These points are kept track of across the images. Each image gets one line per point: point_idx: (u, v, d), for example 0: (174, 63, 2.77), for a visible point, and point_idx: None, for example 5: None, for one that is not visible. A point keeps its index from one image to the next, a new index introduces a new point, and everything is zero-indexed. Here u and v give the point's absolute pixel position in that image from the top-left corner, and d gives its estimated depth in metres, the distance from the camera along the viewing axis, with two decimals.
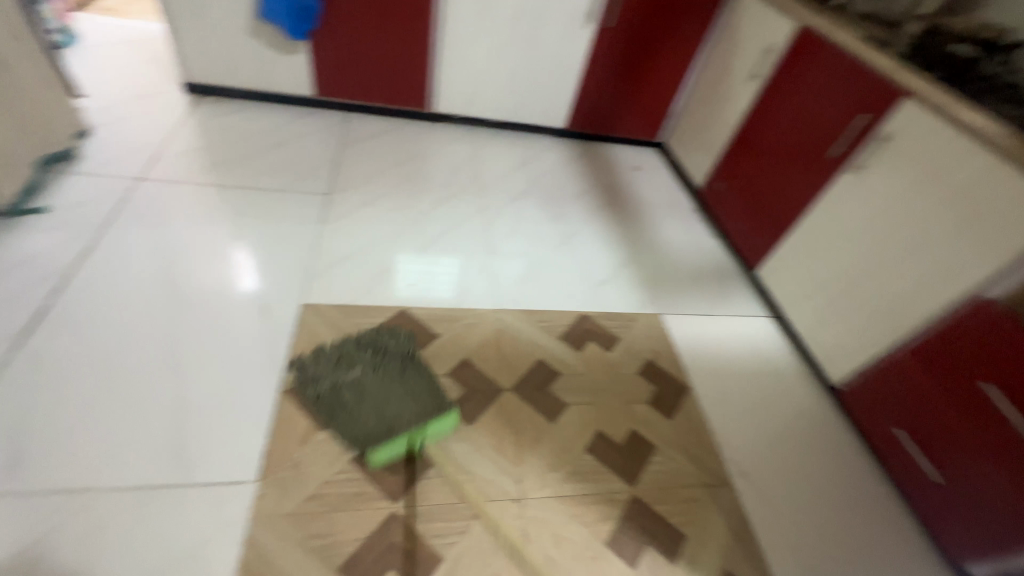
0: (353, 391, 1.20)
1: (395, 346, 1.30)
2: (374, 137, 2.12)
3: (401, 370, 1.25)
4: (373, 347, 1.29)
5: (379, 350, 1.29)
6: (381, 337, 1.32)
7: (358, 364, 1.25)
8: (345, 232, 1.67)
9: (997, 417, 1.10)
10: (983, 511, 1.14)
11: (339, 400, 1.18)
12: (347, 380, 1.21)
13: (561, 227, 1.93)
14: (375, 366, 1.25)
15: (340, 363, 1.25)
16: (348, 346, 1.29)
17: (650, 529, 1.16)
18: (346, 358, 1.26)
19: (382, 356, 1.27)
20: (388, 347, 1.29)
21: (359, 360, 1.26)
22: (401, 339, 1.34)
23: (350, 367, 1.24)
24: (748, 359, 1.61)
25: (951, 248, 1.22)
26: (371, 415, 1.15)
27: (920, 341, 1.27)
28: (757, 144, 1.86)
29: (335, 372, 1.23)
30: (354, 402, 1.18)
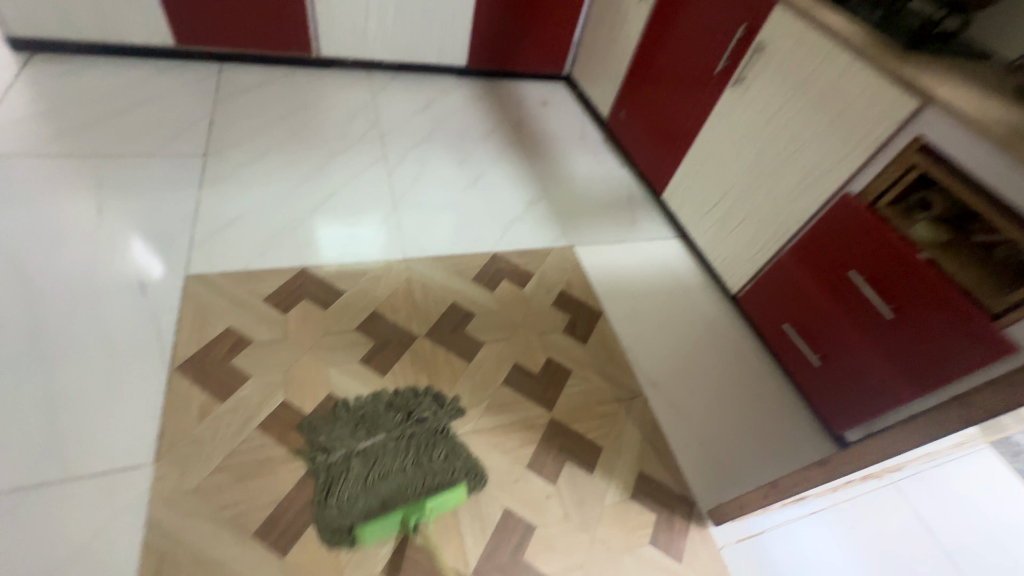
0: (368, 456, 1.10)
1: (429, 419, 1.18)
2: (254, 89, 1.92)
3: (428, 447, 1.14)
4: (405, 411, 1.18)
5: (411, 415, 1.18)
6: (420, 399, 1.20)
7: (381, 429, 1.15)
8: (229, 195, 1.53)
9: (863, 300, 1.23)
10: (855, 384, 1.28)
11: (347, 467, 1.08)
12: (365, 446, 1.11)
13: (469, 169, 1.87)
14: (400, 434, 1.15)
15: (361, 424, 1.14)
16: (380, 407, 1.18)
17: (568, 446, 1.22)
18: (370, 421, 1.15)
19: (413, 425, 1.16)
20: (419, 421, 1.17)
21: (385, 425, 1.15)
22: (438, 408, 1.20)
23: (368, 430, 1.14)
24: (657, 279, 1.68)
25: (820, 149, 1.29)
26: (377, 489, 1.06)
27: (800, 241, 1.38)
28: (653, 67, 1.87)
29: (354, 435, 1.12)
30: (365, 472, 1.08)
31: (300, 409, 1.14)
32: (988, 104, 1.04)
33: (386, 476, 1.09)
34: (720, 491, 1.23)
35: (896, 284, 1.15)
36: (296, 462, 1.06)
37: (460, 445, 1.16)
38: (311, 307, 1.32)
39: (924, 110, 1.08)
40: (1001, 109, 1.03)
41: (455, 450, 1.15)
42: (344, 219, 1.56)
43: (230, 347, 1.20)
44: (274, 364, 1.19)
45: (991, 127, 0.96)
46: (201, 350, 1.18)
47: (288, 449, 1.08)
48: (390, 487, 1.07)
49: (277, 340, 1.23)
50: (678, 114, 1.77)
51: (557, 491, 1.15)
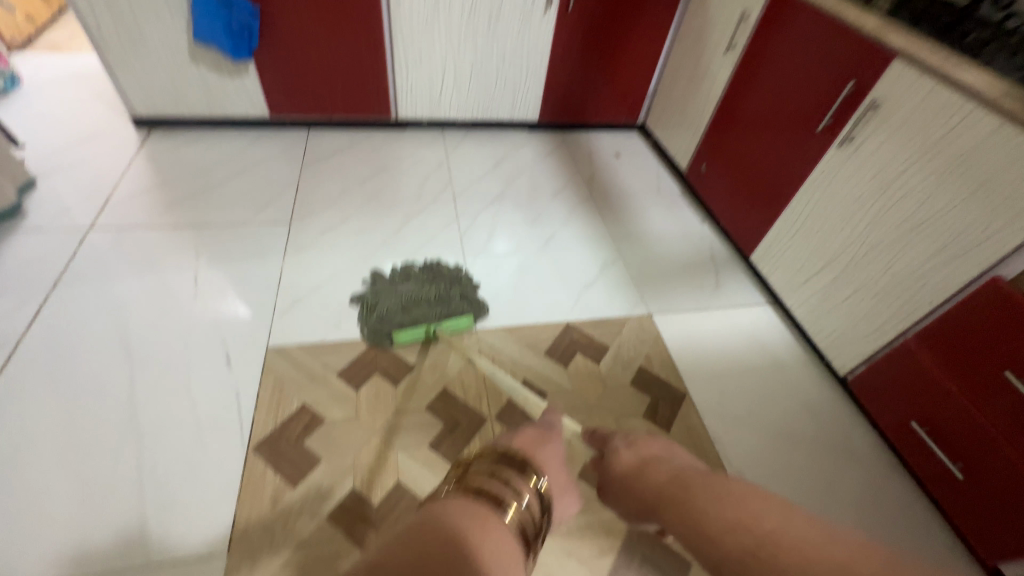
0: (404, 282, 1.53)
1: (450, 271, 1.58)
2: (338, 153, 2.02)
3: (447, 286, 1.53)
4: (431, 268, 1.59)
5: (434, 273, 1.57)
6: (442, 267, 1.59)
7: (413, 280, 1.54)
8: (311, 262, 1.58)
9: (1019, 407, 1.01)
10: (1011, 508, 1.04)
11: (389, 301, 1.47)
12: (403, 275, 1.55)
13: (540, 229, 1.83)
14: (426, 282, 1.53)
15: (399, 272, 1.56)
16: (414, 264, 1.60)
17: (652, 558, 1.08)
18: (406, 271, 1.56)
19: (436, 276, 1.56)
20: (440, 274, 1.57)
21: (419, 271, 1.56)
22: (455, 270, 1.59)
23: (408, 270, 1.56)
24: (748, 353, 1.52)
25: (956, 223, 1.11)
26: (406, 311, 1.45)
27: (929, 326, 1.18)
28: (740, 120, 1.74)
29: (394, 281, 1.53)
30: (400, 298, 1.48)
31: (369, 499, 1.10)
32: None
33: (414, 301, 1.47)
34: None
35: None
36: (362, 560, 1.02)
37: (469, 287, 1.55)
38: (383, 383, 1.30)
39: None
40: None
41: (464, 291, 1.53)
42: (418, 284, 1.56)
43: (304, 426, 1.20)
44: (345, 446, 1.17)
45: None
46: (279, 428, 1.19)
47: (355, 545, 1.03)
48: (416, 309, 1.46)
49: (350, 420, 1.22)
50: (770, 170, 1.63)
51: None
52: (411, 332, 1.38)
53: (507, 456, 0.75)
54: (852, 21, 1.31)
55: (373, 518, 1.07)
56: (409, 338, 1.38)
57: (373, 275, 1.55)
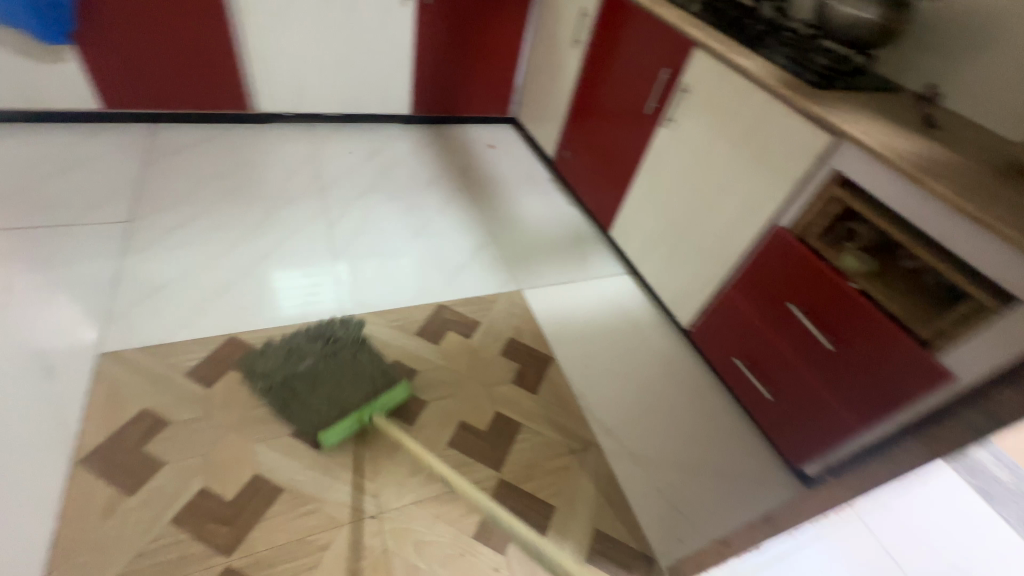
0: (294, 356, 1.25)
1: (347, 334, 1.32)
2: (189, 148, 1.87)
3: (353, 351, 1.29)
4: (322, 339, 1.30)
5: (329, 339, 1.30)
6: (334, 327, 1.34)
7: (307, 355, 1.25)
8: (155, 262, 1.45)
9: (803, 331, 1.23)
10: (808, 417, 1.26)
11: (289, 390, 1.18)
12: (294, 348, 1.27)
13: (414, 217, 1.84)
14: (325, 355, 1.26)
15: (286, 343, 1.28)
16: (298, 340, 1.28)
17: (518, 508, 1.15)
18: (297, 354, 1.25)
19: (333, 346, 1.29)
20: (336, 337, 1.31)
21: (308, 342, 1.28)
22: (348, 328, 1.35)
23: (298, 339, 1.29)
24: (609, 318, 1.66)
25: (748, 185, 1.31)
26: (324, 398, 1.16)
27: (739, 275, 1.38)
28: (592, 109, 1.90)
29: (285, 368, 1.22)
30: (305, 385, 1.18)
31: (220, 496, 1.04)
32: (893, 135, 1.08)
33: (326, 382, 1.20)
34: (681, 542, 1.17)
35: (834, 315, 1.16)
36: (213, 558, 0.96)
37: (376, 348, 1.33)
38: (240, 378, 1.24)
39: (840, 145, 1.10)
40: (907, 141, 1.07)
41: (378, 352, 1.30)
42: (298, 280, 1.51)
43: (144, 431, 1.10)
44: (194, 446, 1.10)
45: (899, 160, 0.99)
46: (113, 437, 1.08)
47: (203, 544, 0.97)
48: (336, 392, 1.18)
49: (200, 420, 1.14)
50: (618, 153, 1.80)
51: (505, 561, 1.07)
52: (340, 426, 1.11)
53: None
54: (663, 16, 1.50)
55: (226, 515, 1.02)
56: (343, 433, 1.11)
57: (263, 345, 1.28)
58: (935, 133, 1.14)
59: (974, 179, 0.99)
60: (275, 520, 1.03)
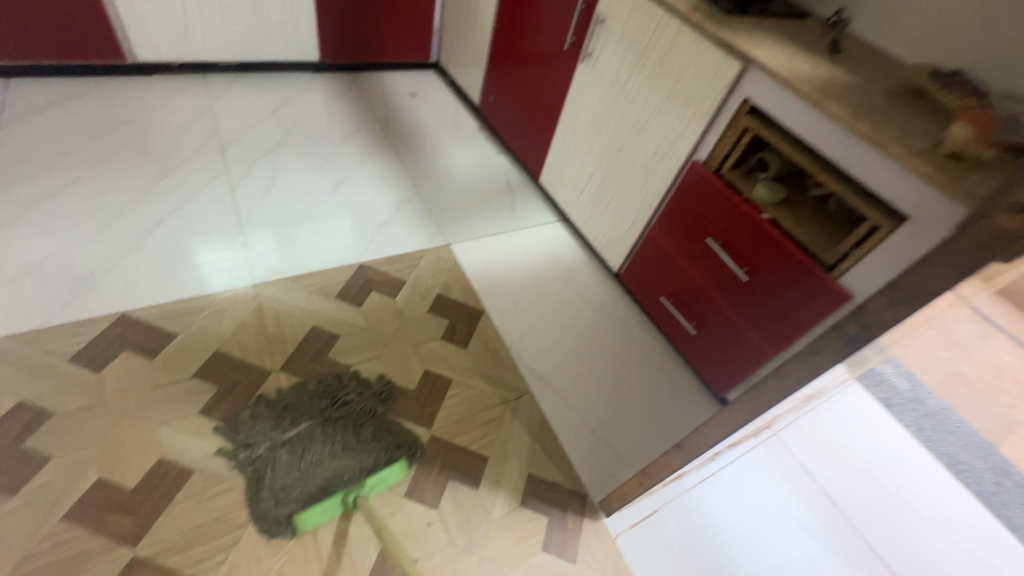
0: (289, 418, 1.11)
1: (359, 402, 1.16)
2: (54, 105, 1.62)
3: (361, 422, 1.14)
4: (329, 400, 1.16)
5: (336, 401, 1.16)
6: (344, 384, 1.19)
7: (304, 418, 1.12)
8: (23, 240, 1.27)
9: (721, 265, 1.26)
10: (728, 347, 1.30)
11: (274, 461, 1.04)
12: (291, 409, 1.12)
13: (328, 173, 1.71)
14: (323, 422, 1.12)
15: (284, 399, 1.14)
16: (298, 402, 1.14)
17: (451, 463, 1.14)
18: (291, 420, 1.11)
19: (338, 414, 1.14)
20: (344, 401, 1.16)
21: (309, 405, 1.14)
22: (362, 391, 1.19)
23: (297, 396, 1.15)
24: (540, 267, 1.64)
25: (666, 120, 1.28)
26: (310, 475, 1.05)
27: (662, 214, 1.38)
28: (513, 48, 1.79)
29: (275, 432, 1.08)
30: (294, 457, 1.06)
31: (120, 486, 0.96)
32: (799, 60, 1.07)
33: (319, 458, 1.07)
34: (613, 477, 1.21)
35: (748, 247, 1.18)
36: (116, 551, 0.89)
37: (391, 419, 1.17)
38: (134, 359, 1.12)
39: (749, 71, 1.08)
40: (812, 65, 1.07)
41: (389, 426, 1.15)
42: (198, 250, 1.37)
43: (22, 427, 0.99)
44: (85, 437, 1.00)
45: (801, 85, 0.98)
46: None
47: (105, 539, 0.90)
48: (324, 469, 1.06)
49: (89, 408, 1.03)
50: (542, 94, 1.71)
51: (438, 515, 1.07)
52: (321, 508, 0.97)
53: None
54: None
55: (128, 504, 0.94)
56: (322, 517, 0.98)
57: (257, 403, 1.11)
58: (839, 57, 1.15)
59: (872, 101, 1.00)
60: (186, 503, 0.97)
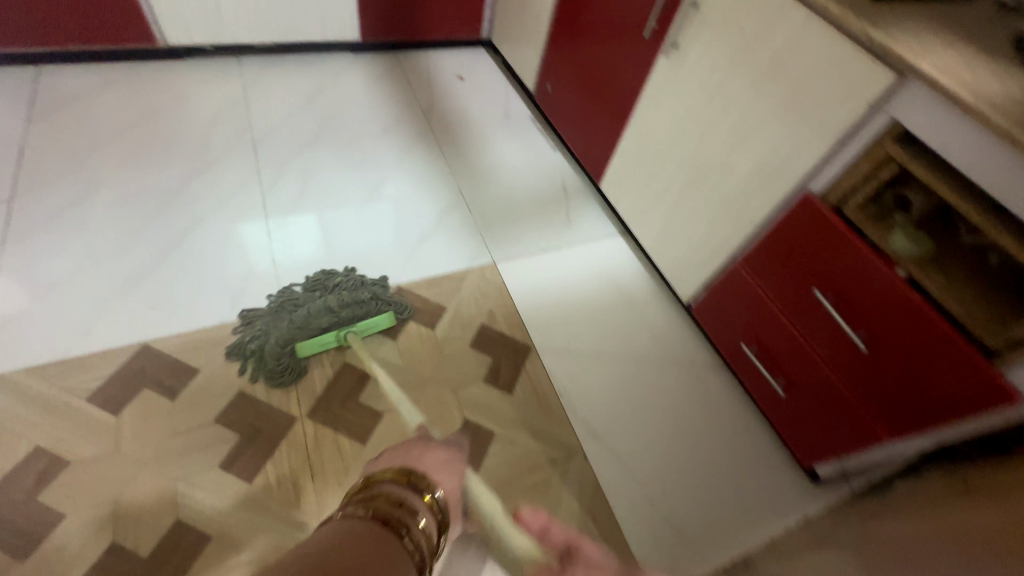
0: (288, 305, 1.19)
1: (348, 280, 1.25)
2: (84, 96, 1.52)
3: (353, 290, 1.24)
4: (321, 284, 1.23)
5: (327, 284, 1.24)
6: (333, 274, 1.27)
7: (303, 302, 1.20)
8: (47, 255, 1.20)
9: (829, 323, 1.02)
10: (825, 417, 1.09)
11: (279, 335, 1.14)
12: (286, 296, 1.20)
13: (366, 175, 1.55)
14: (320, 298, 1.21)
15: (278, 297, 1.20)
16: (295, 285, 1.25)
17: (490, 538, 1.01)
18: (286, 293, 1.21)
19: (330, 290, 1.23)
20: (335, 283, 1.24)
21: (303, 291, 1.22)
22: (349, 273, 1.28)
23: (290, 290, 1.22)
24: (597, 293, 1.44)
25: (774, 138, 1.02)
26: (308, 331, 1.16)
27: (753, 249, 1.14)
28: (578, 28, 1.53)
29: (276, 316, 1.17)
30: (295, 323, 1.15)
31: (134, 551, 0.89)
32: (983, 70, 0.78)
33: (315, 320, 1.17)
34: (675, 563, 1.05)
35: (871, 308, 0.94)
36: None
37: (380, 288, 1.27)
38: (154, 400, 1.04)
39: (907, 85, 0.80)
40: (1003, 78, 0.78)
41: (376, 292, 1.25)
42: (225, 268, 1.26)
43: (37, 479, 0.92)
44: (101, 492, 0.93)
45: (992, 112, 0.71)
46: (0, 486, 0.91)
47: None
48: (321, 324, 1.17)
49: (105, 458, 0.96)
50: (610, 86, 1.46)
51: None
52: (319, 342, 1.14)
53: (415, 476, 0.57)
54: None
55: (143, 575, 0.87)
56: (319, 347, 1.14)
57: (245, 313, 1.18)
58: None
59: None
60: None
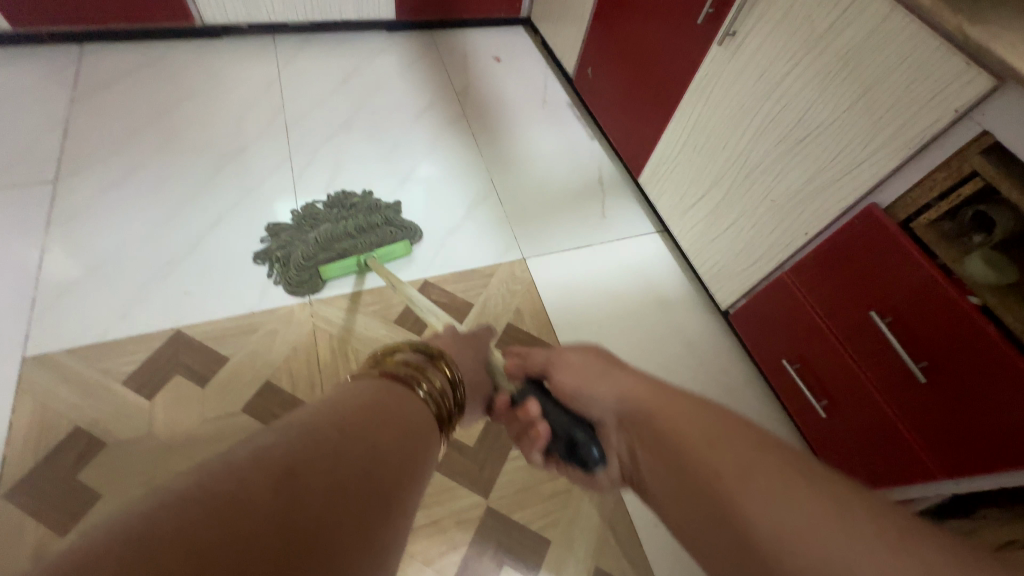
0: (309, 222, 1.30)
1: (364, 203, 1.36)
2: (125, 75, 1.53)
3: (369, 213, 1.34)
4: (339, 204, 1.35)
5: (345, 205, 1.35)
6: (349, 196, 1.38)
7: (323, 220, 1.31)
8: (88, 236, 1.23)
9: (884, 348, 0.94)
10: (871, 446, 1.02)
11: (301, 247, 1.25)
12: (307, 213, 1.32)
13: (398, 162, 1.52)
14: (339, 218, 1.32)
15: (300, 214, 1.32)
16: (316, 207, 1.34)
17: (507, 544, 1.00)
18: (309, 210, 1.33)
19: (348, 211, 1.34)
20: (353, 204, 1.36)
21: (324, 209, 1.34)
22: (365, 196, 1.39)
23: (311, 208, 1.33)
24: (629, 295, 1.38)
25: (837, 142, 0.93)
26: (330, 250, 1.25)
27: (803, 261, 1.06)
28: (625, 10, 1.43)
29: (299, 231, 1.28)
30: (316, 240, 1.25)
31: None
32: None
33: (335, 239, 1.27)
34: None
35: (936, 337, 0.85)
36: None
37: (394, 213, 1.36)
38: (186, 386, 1.06)
39: (1001, 93, 0.70)
40: None
41: (390, 218, 1.35)
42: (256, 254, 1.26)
43: (76, 457, 0.96)
44: (133, 473, 0.96)
45: None
46: (43, 462, 0.95)
47: None
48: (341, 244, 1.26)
49: (138, 441, 0.99)
50: (657, 74, 1.36)
51: None
52: (341, 264, 1.23)
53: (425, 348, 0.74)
54: None
55: None
56: (341, 270, 1.23)
57: (271, 228, 1.30)
58: None
59: None
60: None
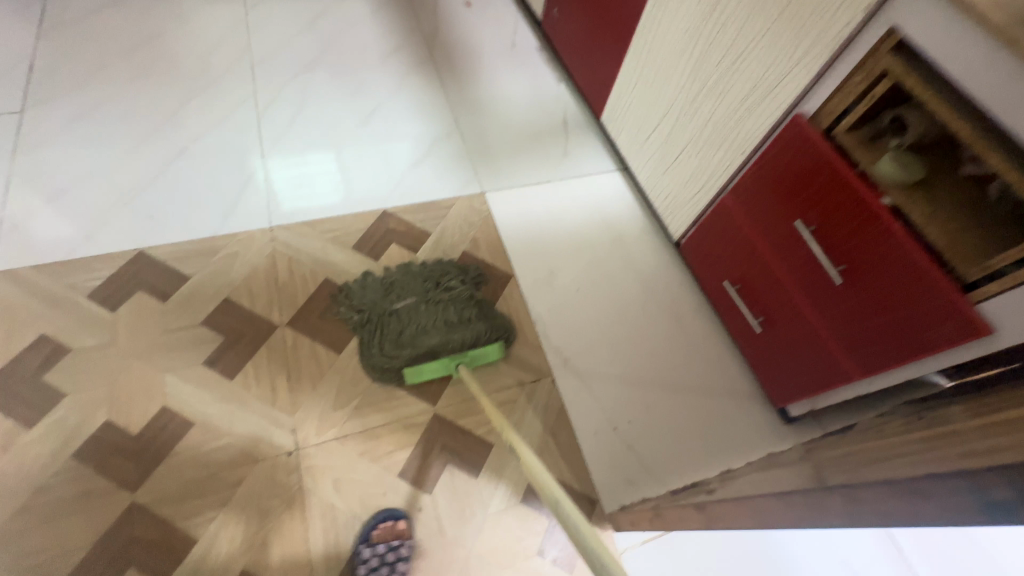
0: (395, 292, 1.17)
1: (461, 286, 1.20)
2: (91, 12, 1.54)
3: (461, 301, 1.18)
4: (435, 279, 1.20)
5: (439, 282, 1.20)
6: (448, 270, 1.23)
7: (410, 294, 1.17)
8: (53, 164, 1.26)
9: (810, 257, 0.98)
10: (799, 355, 1.07)
11: (384, 324, 1.12)
12: (394, 277, 1.20)
13: (362, 100, 1.54)
14: (429, 298, 1.16)
15: (389, 277, 1.20)
16: (405, 270, 1.21)
17: (452, 446, 1.06)
18: (395, 273, 1.20)
19: (440, 289, 1.19)
20: (446, 280, 1.21)
21: (411, 276, 1.20)
22: (461, 273, 1.24)
23: (401, 274, 1.20)
24: (586, 229, 1.42)
25: (766, 55, 0.95)
26: (414, 339, 1.11)
27: (740, 180, 1.10)
28: None
29: (382, 302, 1.15)
30: (401, 328, 1.12)
31: (125, 429, 0.99)
32: None
33: (423, 331, 1.11)
34: (630, 485, 1.10)
35: (852, 241, 0.89)
36: (117, 493, 0.94)
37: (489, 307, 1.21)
38: (147, 302, 1.11)
39: None
40: None
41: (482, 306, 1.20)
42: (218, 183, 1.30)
43: (42, 360, 1.02)
44: (97, 376, 1.02)
45: (994, 11, 0.62)
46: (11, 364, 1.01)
47: (108, 480, 0.94)
48: (427, 334, 1.12)
49: (102, 348, 1.05)
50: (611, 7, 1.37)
51: (430, 500, 1.01)
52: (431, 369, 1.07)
53: None
54: None
55: (133, 449, 0.97)
56: (431, 373, 1.08)
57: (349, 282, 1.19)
58: None
59: None
60: (182, 456, 0.98)
